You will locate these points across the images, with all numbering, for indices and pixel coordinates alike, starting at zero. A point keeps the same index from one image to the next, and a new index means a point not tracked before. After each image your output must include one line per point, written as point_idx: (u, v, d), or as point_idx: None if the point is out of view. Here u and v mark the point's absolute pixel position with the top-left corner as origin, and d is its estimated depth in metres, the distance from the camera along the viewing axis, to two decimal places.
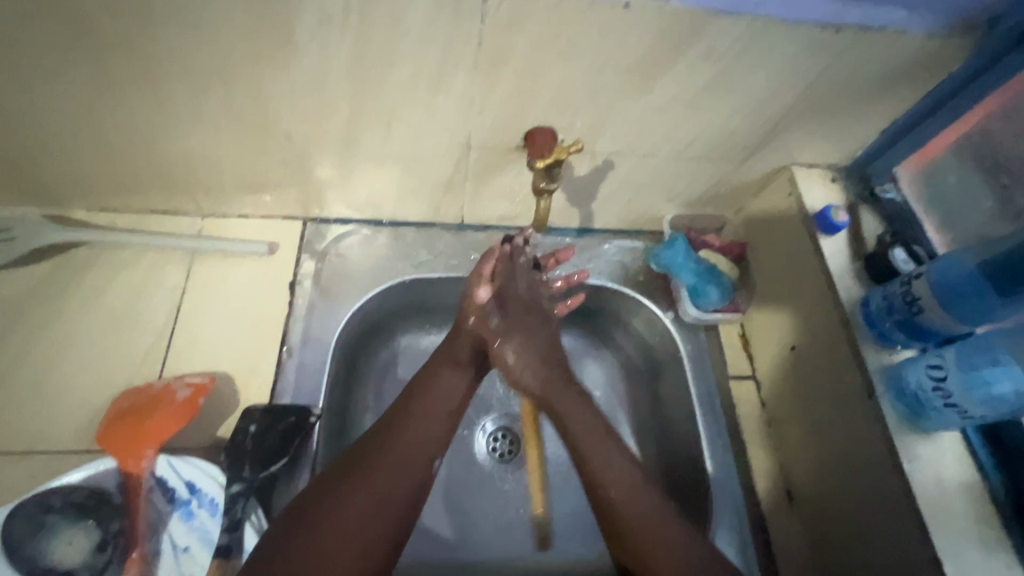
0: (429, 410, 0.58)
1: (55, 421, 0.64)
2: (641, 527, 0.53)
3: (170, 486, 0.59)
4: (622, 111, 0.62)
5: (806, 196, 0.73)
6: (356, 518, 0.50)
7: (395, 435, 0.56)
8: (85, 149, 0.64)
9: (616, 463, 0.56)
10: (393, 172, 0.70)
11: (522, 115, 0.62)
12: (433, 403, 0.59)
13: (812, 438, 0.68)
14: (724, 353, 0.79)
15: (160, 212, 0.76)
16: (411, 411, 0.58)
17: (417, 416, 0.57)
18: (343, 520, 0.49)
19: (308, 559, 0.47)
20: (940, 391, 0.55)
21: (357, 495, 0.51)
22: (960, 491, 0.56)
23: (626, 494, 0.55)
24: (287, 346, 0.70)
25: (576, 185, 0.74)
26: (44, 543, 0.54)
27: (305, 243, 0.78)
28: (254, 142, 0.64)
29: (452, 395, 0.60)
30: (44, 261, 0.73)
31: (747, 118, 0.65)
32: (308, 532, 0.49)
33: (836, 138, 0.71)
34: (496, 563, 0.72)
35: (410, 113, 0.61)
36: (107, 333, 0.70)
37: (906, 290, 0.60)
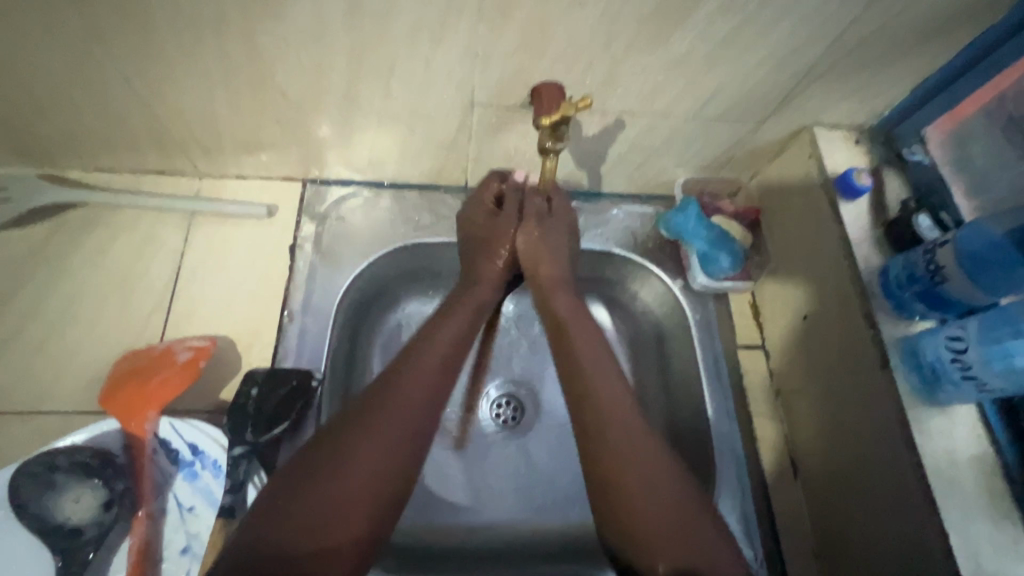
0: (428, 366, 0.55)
1: (60, 383, 0.65)
2: (644, 491, 0.51)
3: (174, 448, 0.59)
4: (634, 67, 0.58)
5: (827, 158, 0.69)
6: (353, 482, 0.47)
7: (393, 389, 0.52)
8: (74, 106, 0.61)
9: (622, 421, 0.54)
10: (394, 131, 0.67)
11: (529, 70, 0.58)
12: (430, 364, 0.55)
13: (820, 408, 0.67)
14: (733, 322, 0.77)
15: (157, 172, 0.75)
16: (410, 367, 0.54)
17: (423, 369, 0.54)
18: (341, 480, 0.46)
19: (305, 519, 0.44)
20: (959, 362, 0.53)
21: (354, 454, 0.48)
22: (972, 466, 0.54)
23: (628, 455, 0.52)
24: (288, 311, 0.69)
25: (585, 146, 0.71)
26: (52, 500, 0.54)
27: (304, 206, 0.76)
28: (247, 99, 0.61)
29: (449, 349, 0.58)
30: (42, 222, 0.71)
31: (770, 74, 0.61)
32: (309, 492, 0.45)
33: (863, 96, 0.66)
34: (499, 527, 0.72)
35: (409, 68, 0.57)
36: (108, 296, 0.69)
37: (930, 258, 0.57)
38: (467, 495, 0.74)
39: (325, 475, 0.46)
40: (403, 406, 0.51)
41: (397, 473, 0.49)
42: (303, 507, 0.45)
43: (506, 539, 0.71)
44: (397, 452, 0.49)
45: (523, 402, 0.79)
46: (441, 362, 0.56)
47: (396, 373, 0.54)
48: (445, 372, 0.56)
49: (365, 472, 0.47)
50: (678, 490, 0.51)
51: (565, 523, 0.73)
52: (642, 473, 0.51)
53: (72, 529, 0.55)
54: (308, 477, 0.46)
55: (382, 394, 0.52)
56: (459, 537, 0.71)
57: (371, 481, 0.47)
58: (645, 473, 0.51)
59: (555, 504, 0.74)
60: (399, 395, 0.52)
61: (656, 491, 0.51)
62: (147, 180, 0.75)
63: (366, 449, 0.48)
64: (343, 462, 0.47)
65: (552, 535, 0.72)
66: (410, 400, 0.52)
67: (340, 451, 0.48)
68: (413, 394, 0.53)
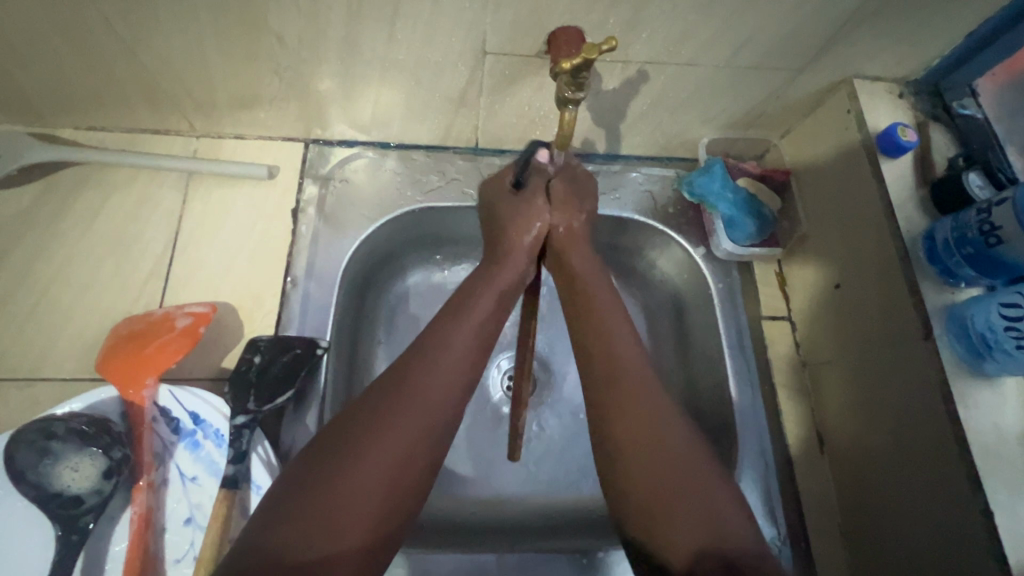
0: (451, 353, 0.50)
1: (57, 349, 0.63)
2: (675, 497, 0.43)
3: (174, 416, 0.57)
4: (662, 7, 0.53)
5: (868, 112, 0.64)
6: (365, 483, 0.41)
7: (411, 380, 0.47)
8: (58, 56, 0.57)
9: (654, 421, 0.47)
10: (399, 84, 0.63)
11: (546, 12, 0.53)
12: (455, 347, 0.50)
13: (852, 380, 0.63)
14: (758, 291, 0.73)
15: (152, 131, 0.71)
16: (430, 354, 0.49)
17: (446, 351, 0.49)
18: (359, 477, 0.41)
19: (319, 520, 0.39)
20: (1013, 331, 0.49)
21: (367, 452, 0.42)
22: (1021, 443, 0.51)
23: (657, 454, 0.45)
24: (291, 277, 0.66)
25: (604, 101, 0.66)
26: (50, 468, 0.53)
27: (307, 167, 0.72)
28: (241, 47, 0.57)
29: (478, 330, 0.52)
30: (33, 183, 0.68)
31: (812, 16, 0.56)
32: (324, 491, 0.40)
33: (910, 43, 0.61)
34: (510, 500, 0.70)
35: (415, 10, 0.53)
36: (105, 260, 0.67)
37: (984, 219, 0.53)
38: (479, 468, 0.72)
39: (340, 472, 0.41)
40: (426, 398, 0.46)
41: (415, 474, 0.44)
42: (307, 510, 0.40)
43: (518, 512, 0.70)
44: (416, 450, 0.44)
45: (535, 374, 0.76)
46: (467, 345, 0.51)
47: (415, 364, 0.48)
48: (472, 361, 0.50)
49: (383, 470, 0.42)
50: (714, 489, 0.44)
51: (579, 496, 0.71)
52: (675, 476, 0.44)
53: (71, 497, 0.53)
54: (319, 476, 0.41)
55: (404, 386, 0.46)
56: (470, 510, 0.69)
57: (386, 479, 0.42)
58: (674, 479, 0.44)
59: (566, 480, 0.72)
60: (419, 387, 0.46)
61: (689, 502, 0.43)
62: (142, 139, 0.71)
63: (382, 446, 0.43)
64: (356, 462, 0.42)
65: (566, 508, 0.70)
66: (433, 394, 0.46)
67: (354, 449, 0.42)
68: (436, 385, 0.47)
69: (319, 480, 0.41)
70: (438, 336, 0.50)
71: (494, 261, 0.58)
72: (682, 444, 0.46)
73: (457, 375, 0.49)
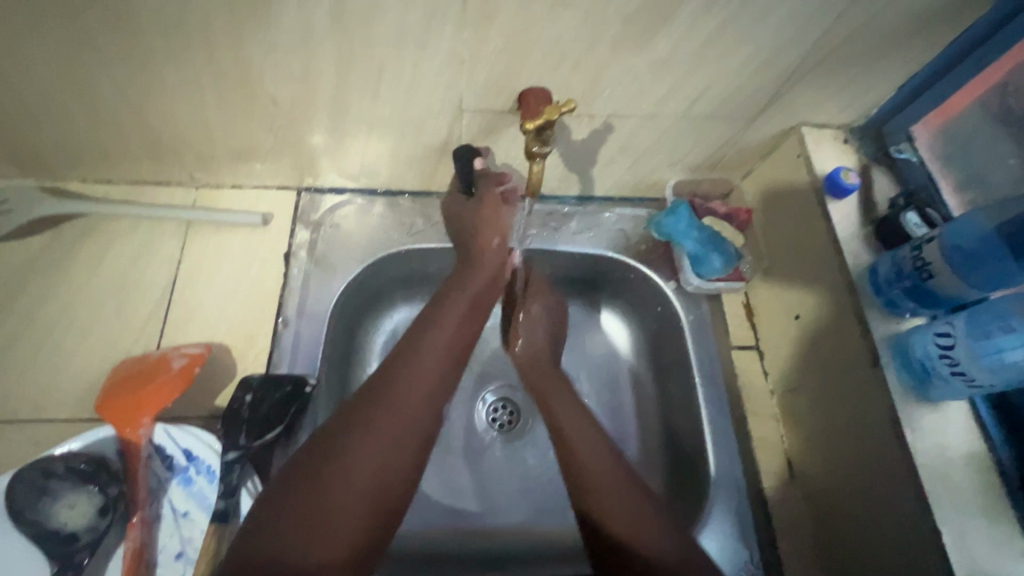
0: (428, 359, 0.54)
1: (57, 390, 0.66)
2: (618, 506, 0.54)
3: (169, 454, 0.60)
4: (619, 68, 0.59)
5: (816, 157, 0.70)
6: (354, 482, 0.46)
7: (391, 386, 0.51)
8: (73, 118, 0.63)
9: (586, 434, 0.61)
10: (385, 138, 0.68)
11: (516, 75, 0.59)
12: (432, 353, 0.54)
13: (814, 407, 0.67)
14: (727, 323, 0.77)
15: (155, 183, 0.76)
16: (409, 361, 0.53)
17: (422, 355, 0.54)
18: (344, 478, 0.46)
19: (310, 515, 0.44)
20: (947, 358, 0.53)
21: (356, 454, 0.47)
22: (963, 462, 0.54)
23: (601, 469, 0.57)
24: (282, 317, 0.70)
25: (574, 149, 0.71)
26: (48, 506, 0.55)
27: (299, 213, 0.77)
28: (241, 107, 0.62)
29: (454, 337, 0.57)
30: (41, 233, 0.73)
31: (756, 74, 0.62)
32: (311, 489, 0.45)
33: (849, 95, 0.67)
34: (496, 530, 0.72)
35: (397, 75, 0.58)
36: (106, 304, 0.70)
37: (917, 255, 0.58)
38: (464, 500, 0.74)
39: (326, 474, 0.46)
40: (404, 403, 0.50)
41: (401, 470, 0.48)
42: (304, 511, 0.44)
43: (500, 542, 0.72)
44: (397, 449, 0.48)
45: (519, 406, 0.79)
46: (442, 353, 0.55)
47: (393, 372, 0.52)
48: (445, 365, 0.55)
49: (365, 472, 0.47)
50: (642, 506, 0.55)
51: (563, 526, 0.73)
52: (595, 462, 0.58)
53: (68, 534, 0.55)
54: (308, 477, 0.46)
55: (382, 393, 0.50)
56: (460, 542, 0.71)
57: (371, 478, 0.47)
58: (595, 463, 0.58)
59: (551, 510, 0.74)
60: (396, 393, 0.51)
61: (618, 495, 0.55)
62: (145, 190, 0.76)
63: (367, 446, 0.47)
64: (343, 462, 0.46)
65: (547, 539, 0.72)
66: (410, 401, 0.51)
67: (340, 448, 0.47)
68: (413, 390, 0.51)
69: (313, 482, 0.45)
70: (411, 347, 0.54)
71: (470, 267, 0.64)
72: (610, 473, 0.57)
73: (431, 381, 0.53)
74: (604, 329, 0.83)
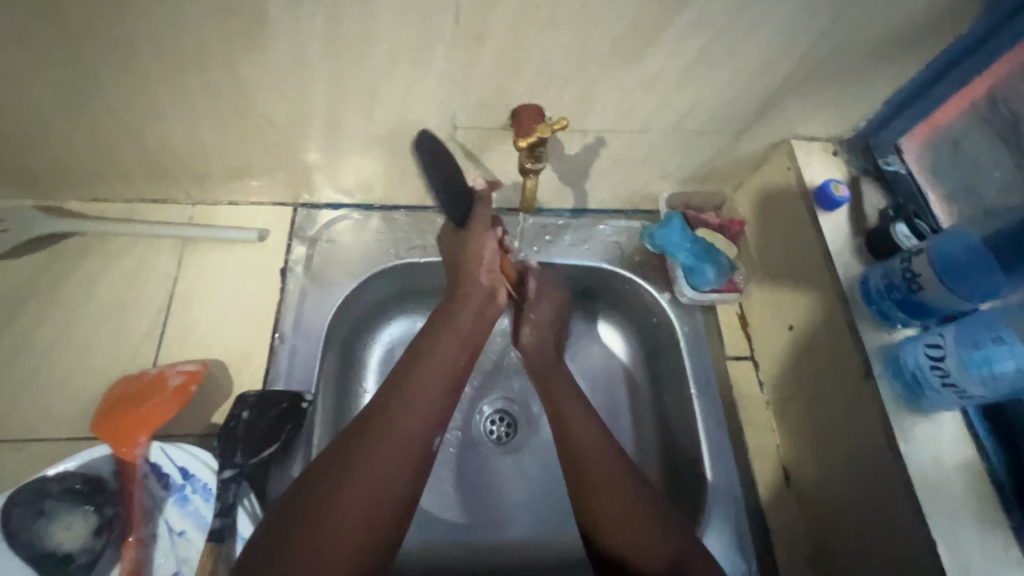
0: (421, 394, 0.53)
1: (53, 411, 0.65)
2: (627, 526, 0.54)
3: (165, 472, 0.60)
4: (611, 85, 0.60)
5: (806, 169, 0.71)
6: (349, 519, 0.46)
7: (385, 415, 0.51)
8: (70, 139, 0.63)
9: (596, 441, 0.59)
10: (381, 154, 0.69)
11: (509, 92, 0.60)
12: (423, 386, 0.53)
13: (809, 417, 0.67)
14: (722, 333, 0.78)
15: (151, 201, 0.76)
16: (403, 387, 0.53)
17: (414, 388, 0.53)
18: (338, 517, 0.46)
19: (302, 554, 0.44)
20: (938, 369, 0.54)
21: (346, 486, 0.47)
22: (958, 472, 0.55)
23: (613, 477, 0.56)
24: (279, 333, 0.70)
25: (567, 164, 0.72)
26: (43, 527, 0.55)
27: (296, 228, 0.77)
28: (237, 127, 0.63)
29: (446, 367, 0.55)
30: (37, 252, 0.73)
31: (745, 89, 0.63)
32: (304, 528, 0.45)
33: (837, 109, 0.68)
34: (494, 546, 0.72)
35: (391, 94, 0.59)
36: (102, 323, 0.70)
37: (906, 267, 0.59)
38: (464, 515, 0.73)
39: (319, 513, 0.46)
40: (396, 438, 0.50)
41: (395, 501, 0.48)
42: (298, 550, 0.44)
43: (500, 556, 0.71)
44: (390, 486, 0.48)
45: (516, 418, 0.79)
46: (435, 387, 0.54)
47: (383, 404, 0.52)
48: (439, 396, 0.54)
49: (359, 510, 0.47)
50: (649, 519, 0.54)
51: (562, 539, 0.73)
52: (599, 462, 0.57)
53: (63, 555, 0.55)
54: (302, 514, 0.46)
55: (373, 429, 0.50)
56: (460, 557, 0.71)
57: (364, 514, 0.47)
58: (594, 459, 0.57)
59: (551, 524, 0.74)
60: (388, 429, 0.50)
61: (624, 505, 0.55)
62: (141, 208, 0.76)
63: (361, 484, 0.48)
64: (337, 499, 0.47)
65: (546, 552, 0.72)
66: (402, 428, 0.51)
67: (333, 486, 0.47)
68: (405, 425, 0.51)
69: (308, 514, 0.46)
70: (402, 379, 0.53)
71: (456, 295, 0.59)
72: (617, 483, 0.56)
73: (424, 415, 0.52)
74: (601, 341, 0.83)
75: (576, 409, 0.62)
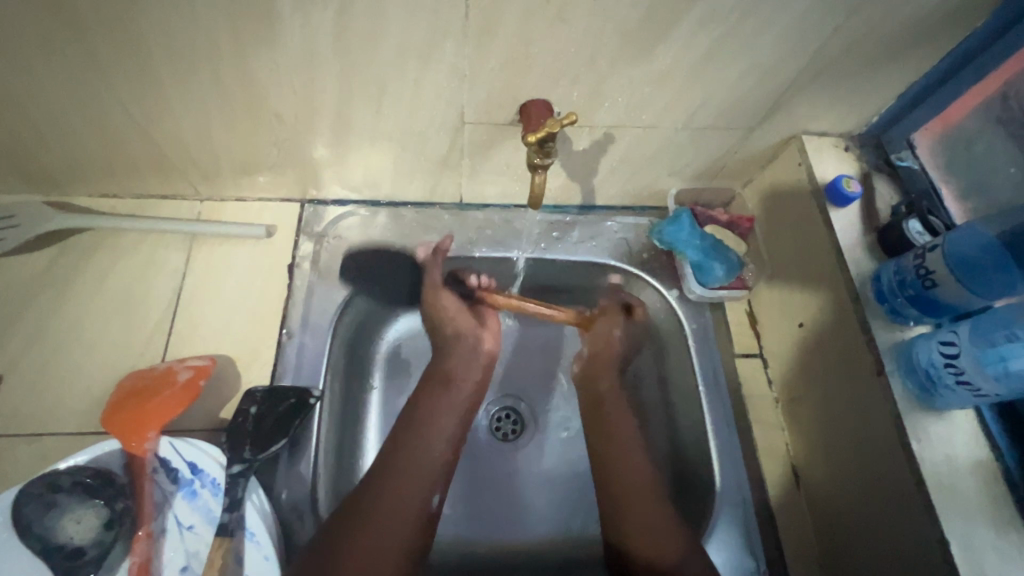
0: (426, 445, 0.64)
1: (63, 405, 0.66)
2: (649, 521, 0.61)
3: (174, 467, 0.60)
4: (620, 80, 0.59)
5: (817, 166, 0.70)
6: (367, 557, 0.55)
7: (393, 466, 0.62)
8: (81, 135, 0.64)
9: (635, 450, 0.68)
10: (388, 150, 0.69)
11: (518, 88, 0.59)
12: (426, 439, 0.65)
13: (819, 415, 0.66)
14: (730, 330, 0.77)
15: (160, 196, 0.77)
16: (409, 444, 0.64)
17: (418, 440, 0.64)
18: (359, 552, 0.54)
19: None
20: (952, 367, 0.53)
21: (366, 526, 0.56)
22: (971, 472, 0.54)
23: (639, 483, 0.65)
24: (287, 328, 0.71)
25: (576, 161, 0.72)
26: (55, 520, 0.56)
27: (303, 225, 0.78)
28: (246, 124, 0.63)
29: (444, 420, 0.67)
30: (47, 247, 0.73)
31: (755, 85, 0.62)
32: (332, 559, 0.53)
33: (849, 105, 0.67)
34: (497, 543, 0.72)
35: (400, 90, 0.59)
36: (111, 318, 0.71)
37: (920, 263, 0.58)
38: (466, 512, 0.73)
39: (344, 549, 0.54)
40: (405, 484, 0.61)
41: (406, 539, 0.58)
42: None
43: (504, 552, 0.71)
44: (401, 524, 0.58)
45: (523, 415, 0.79)
46: (436, 441, 0.66)
47: (394, 455, 0.63)
48: (441, 448, 0.66)
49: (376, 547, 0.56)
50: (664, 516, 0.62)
51: (568, 537, 0.73)
52: (635, 470, 0.66)
53: (74, 548, 0.57)
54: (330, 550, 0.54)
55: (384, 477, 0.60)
56: (464, 553, 0.71)
57: (380, 552, 0.56)
58: (634, 469, 0.66)
59: (552, 522, 0.74)
60: (397, 478, 0.61)
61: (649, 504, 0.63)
62: (150, 204, 0.77)
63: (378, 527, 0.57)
64: (357, 537, 0.55)
65: (550, 551, 0.72)
66: (409, 476, 0.61)
67: (354, 527, 0.56)
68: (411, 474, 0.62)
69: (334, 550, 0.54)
70: (407, 435, 0.64)
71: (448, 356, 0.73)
72: (645, 481, 0.65)
73: (427, 465, 0.63)
74: None
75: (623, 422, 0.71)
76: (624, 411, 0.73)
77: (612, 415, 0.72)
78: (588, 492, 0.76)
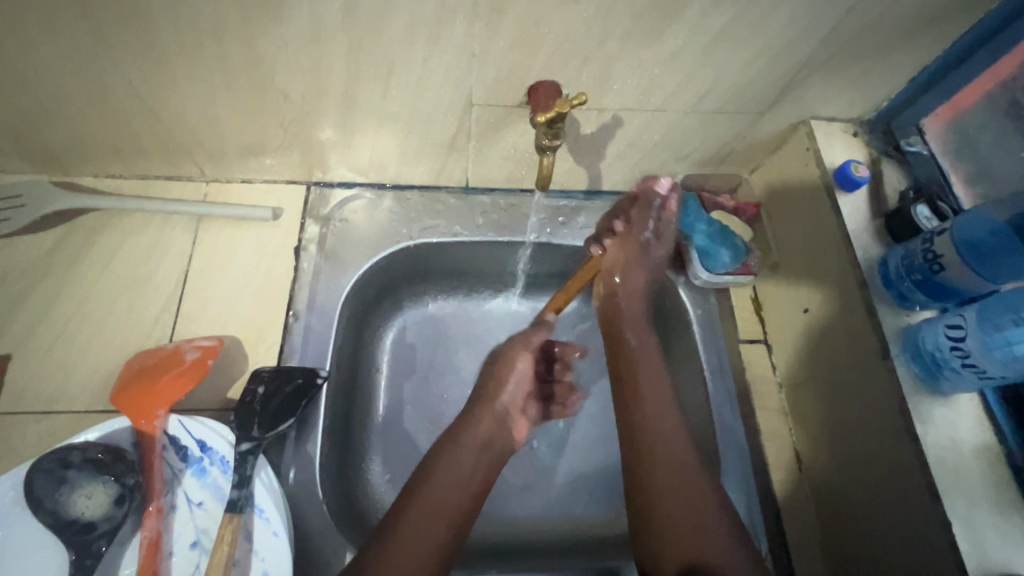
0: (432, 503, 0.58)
1: (71, 383, 0.66)
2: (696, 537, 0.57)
3: (183, 444, 0.61)
4: (630, 62, 0.59)
5: (826, 151, 0.70)
6: None
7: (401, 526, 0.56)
8: (88, 115, 0.63)
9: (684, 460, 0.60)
10: (395, 132, 0.68)
11: (527, 69, 0.59)
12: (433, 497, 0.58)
13: (823, 400, 0.67)
14: (735, 316, 0.77)
15: (166, 177, 0.77)
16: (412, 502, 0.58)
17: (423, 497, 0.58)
18: None
19: None
20: (958, 351, 0.53)
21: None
22: (975, 456, 0.55)
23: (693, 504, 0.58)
24: (293, 310, 0.71)
25: (583, 145, 0.71)
26: (65, 495, 0.57)
27: (309, 207, 0.78)
28: (253, 104, 0.63)
29: (454, 478, 0.60)
30: (53, 228, 0.73)
31: (765, 69, 0.62)
32: None
33: (858, 89, 0.67)
34: (498, 526, 0.72)
35: (408, 70, 0.59)
36: (118, 299, 0.71)
37: (928, 247, 0.58)
38: None
39: None
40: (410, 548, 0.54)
41: None
42: None
43: (504, 533, 0.72)
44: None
45: None
46: (439, 501, 0.58)
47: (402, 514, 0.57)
48: (449, 508, 0.58)
49: None
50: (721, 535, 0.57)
51: (569, 521, 0.74)
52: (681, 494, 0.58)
53: (85, 523, 0.57)
54: None
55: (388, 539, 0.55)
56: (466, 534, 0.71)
57: None
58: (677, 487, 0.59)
59: (552, 505, 0.75)
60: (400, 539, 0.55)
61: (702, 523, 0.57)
62: (156, 185, 0.77)
63: None
64: None
65: (550, 533, 0.73)
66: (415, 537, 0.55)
67: None
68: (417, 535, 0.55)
69: None
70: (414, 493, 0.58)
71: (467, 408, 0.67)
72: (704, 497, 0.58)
73: (435, 526, 0.57)
74: None
75: (667, 423, 0.62)
76: (675, 428, 0.62)
77: (651, 435, 0.61)
78: (589, 477, 0.77)
